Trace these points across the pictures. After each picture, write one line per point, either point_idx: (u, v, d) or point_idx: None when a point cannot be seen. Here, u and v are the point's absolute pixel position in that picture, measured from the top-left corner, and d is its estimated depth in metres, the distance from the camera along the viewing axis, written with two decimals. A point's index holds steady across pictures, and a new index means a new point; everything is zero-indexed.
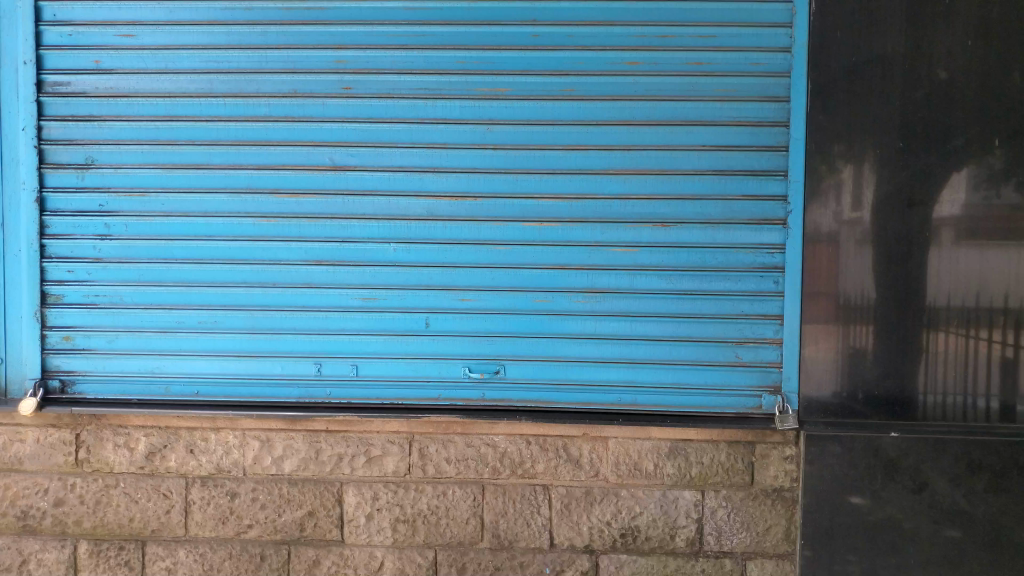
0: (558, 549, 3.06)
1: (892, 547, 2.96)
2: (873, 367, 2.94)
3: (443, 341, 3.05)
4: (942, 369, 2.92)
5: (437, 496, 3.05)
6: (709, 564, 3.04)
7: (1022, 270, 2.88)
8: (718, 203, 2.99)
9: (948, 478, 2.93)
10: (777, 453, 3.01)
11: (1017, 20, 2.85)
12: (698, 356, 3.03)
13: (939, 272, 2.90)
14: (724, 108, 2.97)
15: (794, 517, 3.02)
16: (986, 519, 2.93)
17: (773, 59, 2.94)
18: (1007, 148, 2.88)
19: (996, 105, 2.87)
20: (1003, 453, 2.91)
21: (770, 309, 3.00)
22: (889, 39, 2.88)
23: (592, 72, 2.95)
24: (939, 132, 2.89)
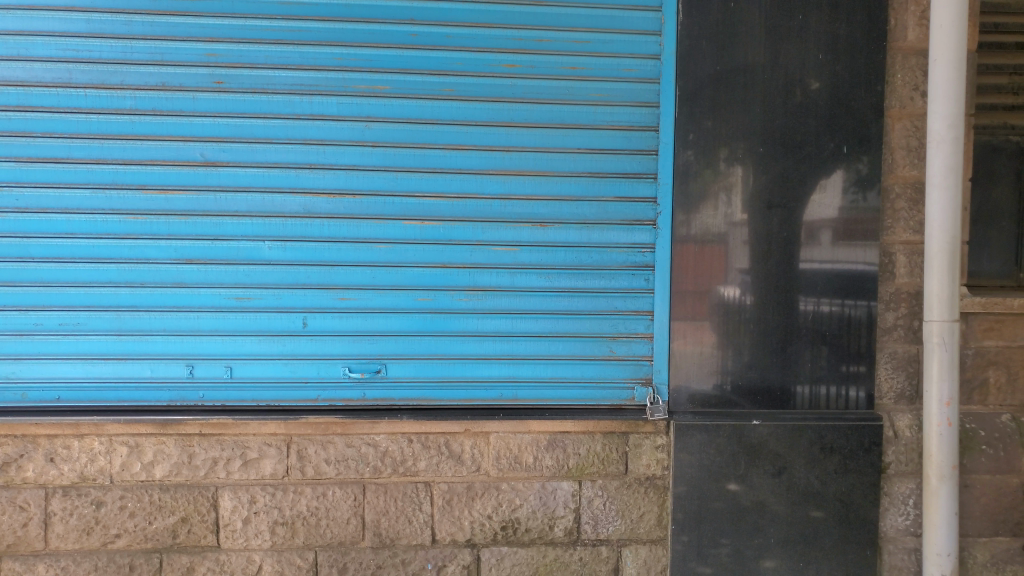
0: (440, 544, 3.09)
1: (754, 528, 3.14)
2: (737, 360, 3.13)
3: (322, 341, 3.03)
4: (799, 360, 3.14)
5: (317, 497, 3.03)
6: (587, 553, 3.15)
7: (868, 268, 3.13)
8: (593, 204, 3.11)
9: (803, 461, 3.13)
10: (650, 442, 3.15)
11: (862, 38, 3.10)
12: (575, 352, 3.15)
13: (797, 271, 3.12)
14: (598, 112, 3.08)
15: (665, 503, 3.17)
16: (836, 498, 3.15)
17: (644, 66, 3.09)
18: (854, 155, 3.11)
19: (845, 116, 3.11)
20: (851, 437, 3.13)
21: (641, 306, 3.17)
22: (750, 50, 3.06)
23: (470, 73, 3.00)
24: (795, 139, 3.10)
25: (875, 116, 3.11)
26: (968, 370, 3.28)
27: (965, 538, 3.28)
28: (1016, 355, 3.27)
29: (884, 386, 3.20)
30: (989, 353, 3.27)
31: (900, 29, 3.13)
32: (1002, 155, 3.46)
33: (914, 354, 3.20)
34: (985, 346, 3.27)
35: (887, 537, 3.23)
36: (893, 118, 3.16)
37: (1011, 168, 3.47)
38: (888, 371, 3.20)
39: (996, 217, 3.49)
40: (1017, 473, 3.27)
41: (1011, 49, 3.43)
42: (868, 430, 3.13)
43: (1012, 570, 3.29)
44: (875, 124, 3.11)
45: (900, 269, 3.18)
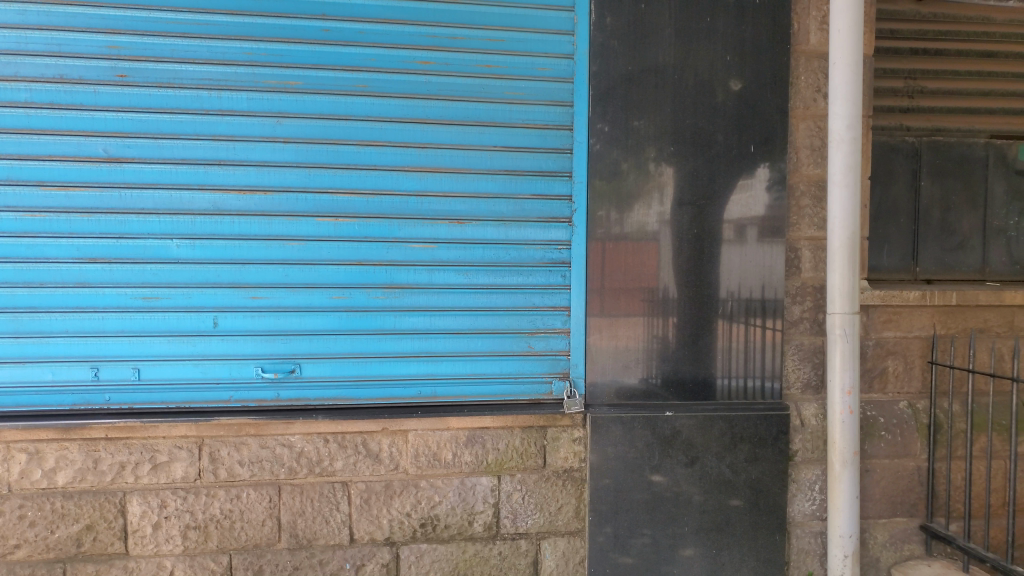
0: (358, 543, 3.07)
1: (669, 517, 3.21)
2: (651, 354, 3.20)
3: (233, 341, 2.97)
4: (711, 353, 3.24)
5: (231, 499, 2.97)
6: (506, 547, 3.17)
7: (775, 264, 3.24)
8: (510, 201, 3.15)
9: (714, 451, 3.23)
10: (567, 435, 3.20)
11: (767, 40, 3.21)
12: (493, 348, 3.17)
13: (708, 267, 3.21)
14: (514, 111, 3.11)
15: (583, 495, 3.22)
16: (747, 485, 3.26)
17: (558, 65, 3.13)
18: (760, 154, 3.22)
19: (752, 116, 3.21)
20: (759, 426, 3.24)
21: (558, 302, 3.22)
22: (660, 51, 3.13)
23: (383, 69, 2.99)
24: (704, 139, 3.19)
25: (781, 117, 3.23)
26: (869, 359, 3.44)
27: (866, 520, 3.45)
28: (912, 344, 3.46)
29: (791, 376, 3.34)
30: (887, 344, 3.45)
31: (802, 33, 3.28)
32: (899, 155, 3.67)
33: (820, 345, 3.35)
34: (885, 337, 3.45)
35: (795, 522, 3.36)
36: (798, 119, 3.30)
37: (907, 167, 3.68)
38: (795, 362, 3.34)
39: (894, 214, 3.68)
40: (913, 456, 3.45)
41: (905, 54, 3.61)
42: (775, 420, 3.24)
43: (909, 550, 3.46)
44: (781, 125, 3.23)
45: (805, 264, 3.32)
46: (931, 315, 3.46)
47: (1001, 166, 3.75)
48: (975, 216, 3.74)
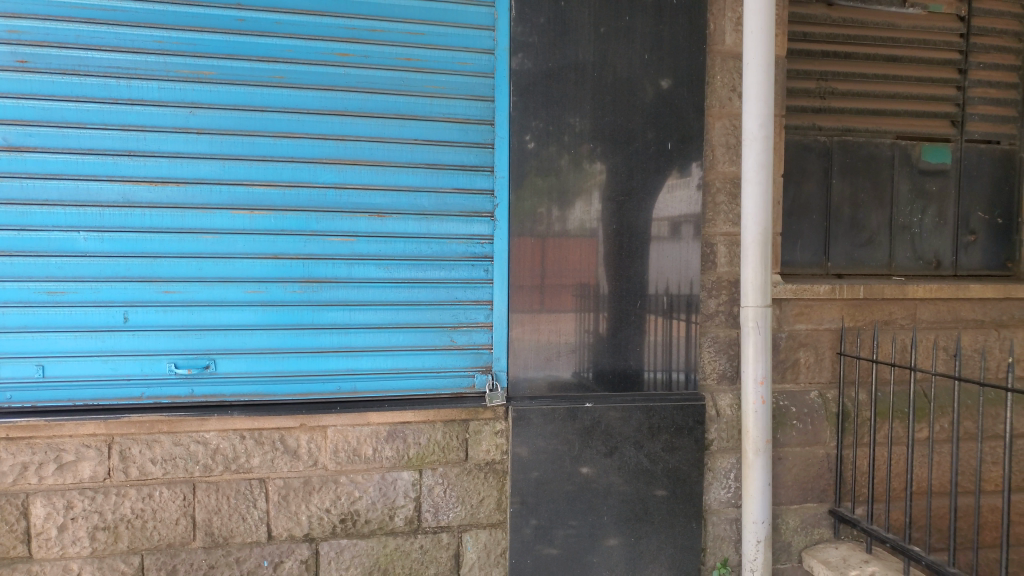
0: (277, 540, 3.03)
1: (589, 507, 3.26)
2: (573, 348, 3.25)
3: (144, 336, 2.90)
4: (629, 347, 3.30)
5: (142, 499, 2.90)
6: (428, 540, 3.17)
7: (691, 259, 3.33)
8: (431, 195, 3.15)
9: (632, 442, 3.29)
10: (489, 428, 3.21)
11: (683, 40, 3.29)
12: (415, 342, 3.18)
13: (627, 262, 3.26)
14: (434, 105, 3.12)
15: (505, 488, 3.24)
16: (665, 474, 3.33)
17: (478, 60, 3.16)
18: (677, 151, 3.30)
19: (669, 114, 3.29)
20: (676, 417, 3.32)
21: (481, 296, 3.24)
22: (579, 49, 3.18)
23: (300, 60, 2.96)
24: (623, 136, 3.24)
25: (697, 115, 3.32)
26: (782, 351, 3.57)
27: (779, 506, 3.57)
28: (822, 336, 3.61)
29: (707, 367, 3.44)
30: (800, 336, 3.59)
31: (718, 33, 3.37)
32: (811, 154, 3.80)
33: (734, 338, 3.45)
34: (796, 329, 3.59)
35: (711, 509, 3.45)
36: (714, 117, 3.39)
37: (819, 166, 3.82)
38: (711, 354, 3.44)
39: (807, 211, 3.82)
40: (822, 444, 3.59)
41: (818, 56, 3.72)
42: (691, 410, 3.33)
43: (818, 533, 3.61)
44: (697, 123, 3.32)
45: (720, 259, 3.42)
46: (840, 308, 3.62)
47: (906, 165, 3.91)
48: (882, 213, 3.90)
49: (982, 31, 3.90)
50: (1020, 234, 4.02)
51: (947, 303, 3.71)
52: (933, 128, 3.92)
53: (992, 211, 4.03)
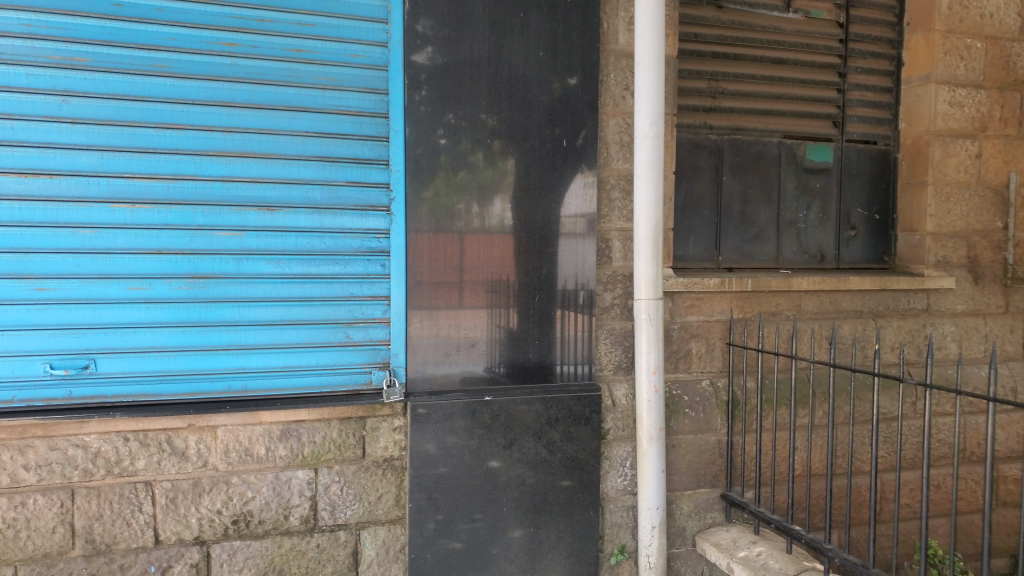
0: (164, 545, 2.94)
1: (488, 500, 3.28)
2: (472, 343, 3.28)
3: (15, 336, 2.76)
4: (526, 341, 3.35)
5: (15, 507, 2.76)
6: (325, 539, 3.13)
7: (586, 254, 3.41)
8: (323, 188, 3.13)
9: (531, 433, 3.33)
10: (387, 425, 3.20)
11: (577, 38, 3.35)
12: (309, 339, 3.14)
13: (524, 258, 3.31)
14: (326, 97, 3.10)
15: (403, 484, 3.23)
16: (563, 464, 3.38)
17: (371, 53, 3.14)
18: (572, 147, 3.36)
19: (564, 111, 3.34)
20: (574, 408, 3.38)
21: (377, 291, 3.23)
22: (475, 44, 3.20)
23: (184, 49, 2.89)
24: (519, 132, 3.28)
25: (591, 113, 3.39)
26: (674, 342, 3.71)
27: (673, 492, 3.68)
28: (712, 327, 3.76)
29: (604, 359, 3.53)
30: (691, 327, 3.73)
31: (611, 33, 3.45)
32: (703, 152, 3.93)
33: (629, 330, 3.55)
34: (688, 321, 3.72)
35: (608, 497, 3.52)
36: (608, 115, 3.47)
37: (710, 163, 3.95)
38: (607, 346, 3.52)
39: (699, 207, 3.96)
40: (714, 431, 3.72)
41: (708, 57, 3.85)
42: (588, 400, 3.40)
43: (710, 518, 3.74)
44: (591, 120, 3.39)
45: (615, 253, 3.51)
46: (729, 300, 3.77)
47: (791, 163, 4.10)
48: (769, 209, 4.08)
49: (859, 37, 4.13)
50: (895, 230, 4.28)
51: (828, 294, 3.92)
52: (816, 128, 4.12)
53: (869, 207, 4.28)
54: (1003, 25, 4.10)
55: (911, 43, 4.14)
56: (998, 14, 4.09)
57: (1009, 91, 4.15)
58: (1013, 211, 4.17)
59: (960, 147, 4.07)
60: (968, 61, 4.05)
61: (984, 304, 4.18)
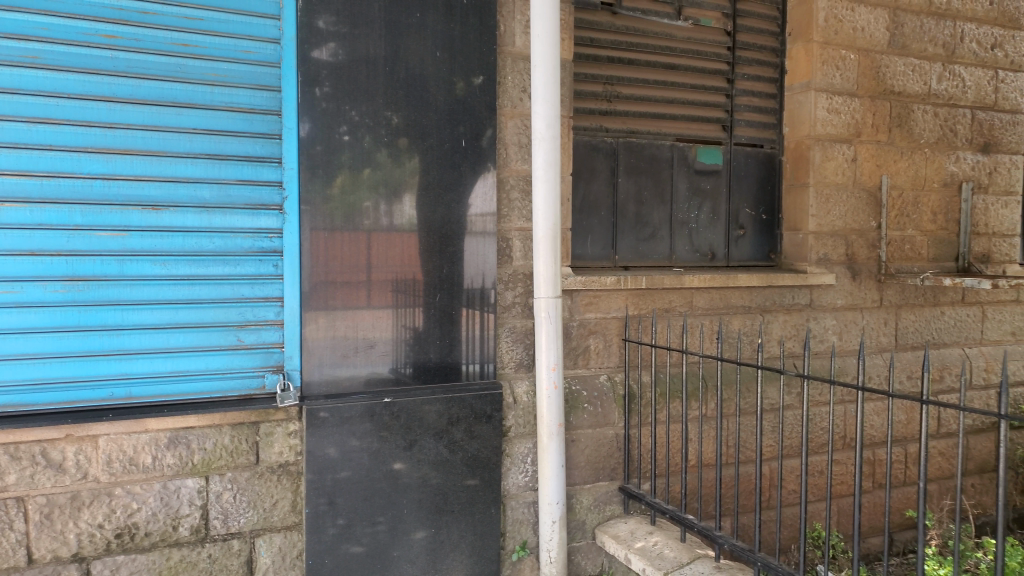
0: (39, 564, 2.77)
1: (388, 502, 3.25)
2: (371, 344, 3.25)
3: None
4: (426, 340, 3.34)
5: None
6: (216, 549, 3.02)
7: (485, 254, 3.43)
8: (212, 186, 3.04)
9: (431, 434, 3.32)
10: (282, 429, 3.13)
11: (475, 39, 3.36)
12: (198, 343, 3.04)
13: (422, 257, 3.31)
14: (215, 93, 3.02)
15: (300, 489, 3.16)
16: (464, 463, 3.38)
17: (263, 49, 3.10)
18: (470, 147, 3.38)
19: (462, 112, 3.35)
20: (475, 406, 3.39)
21: (270, 292, 3.17)
22: (371, 43, 3.17)
23: (58, 41, 2.76)
24: (415, 132, 3.27)
25: (489, 113, 3.41)
26: (574, 339, 3.78)
27: (573, 486, 3.74)
28: (610, 324, 3.86)
29: (505, 357, 3.55)
30: (590, 324, 3.81)
31: (508, 35, 3.49)
32: (599, 154, 4.02)
33: (529, 328, 3.60)
34: (586, 318, 3.81)
35: (510, 494, 3.54)
36: (506, 116, 3.50)
37: (606, 165, 4.05)
38: (508, 344, 3.56)
39: (597, 208, 4.05)
40: (612, 424, 3.81)
41: (604, 61, 3.94)
42: (489, 398, 3.42)
43: (609, 510, 3.82)
44: (489, 121, 3.41)
45: (515, 253, 3.55)
46: (624, 298, 3.89)
47: (684, 166, 4.24)
48: (663, 210, 4.21)
49: (746, 45, 4.32)
50: (781, 229, 4.51)
51: (718, 291, 4.08)
52: (707, 132, 4.28)
53: (757, 208, 4.48)
54: (873, 38, 4.41)
55: (793, 53, 4.37)
56: (869, 28, 4.39)
57: (880, 99, 4.46)
58: (886, 212, 4.47)
59: (838, 151, 4.33)
60: (843, 70, 4.32)
61: (860, 299, 4.45)
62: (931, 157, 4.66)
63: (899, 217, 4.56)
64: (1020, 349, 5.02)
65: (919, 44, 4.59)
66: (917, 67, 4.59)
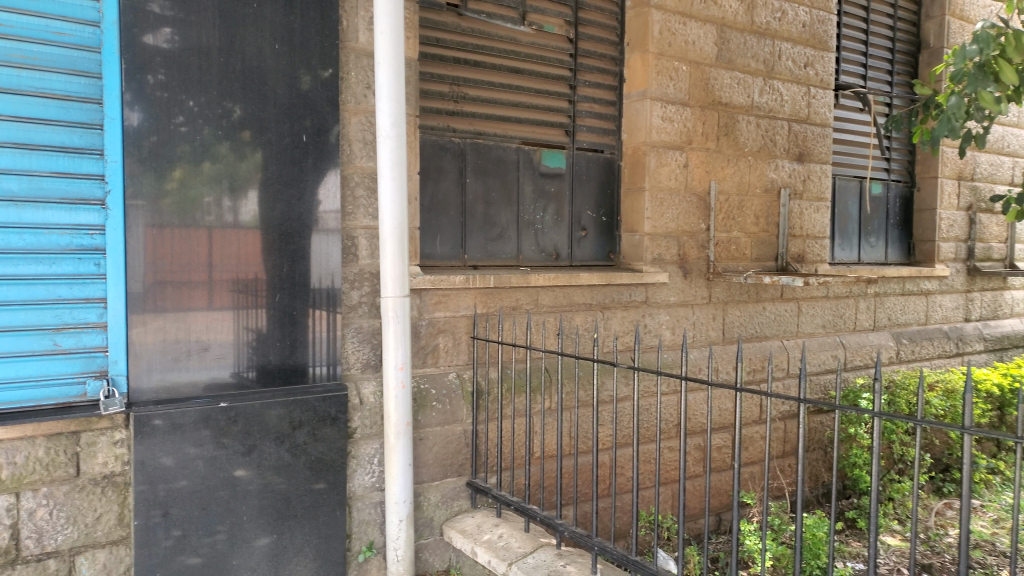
0: None
1: (227, 509, 3.13)
2: (207, 347, 3.13)
3: None
4: (266, 342, 3.25)
5: None
6: (29, 570, 2.79)
7: (328, 253, 3.38)
8: (23, 178, 2.83)
9: (272, 437, 3.22)
10: (106, 439, 2.94)
11: (315, 33, 3.30)
12: (7, 348, 2.80)
13: (262, 257, 3.22)
14: (24, 77, 2.80)
15: (126, 501, 2.99)
16: (307, 466, 3.30)
17: (80, 32, 2.89)
18: (311, 143, 3.31)
19: (303, 106, 3.29)
20: (318, 408, 3.32)
21: (92, 292, 2.98)
22: (203, 32, 3.04)
23: None
24: (253, 126, 3.18)
25: (331, 109, 3.36)
26: (422, 338, 3.79)
27: (421, 484, 3.75)
28: (458, 322, 3.91)
29: (351, 358, 3.51)
30: (437, 323, 3.84)
31: (351, 31, 3.45)
32: (447, 153, 4.05)
33: (376, 328, 3.57)
34: (435, 317, 3.83)
35: (356, 496, 3.50)
36: (349, 113, 3.46)
37: (454, 165, 4.09)
38: (354, 345, 3.51)
39: (445, 207, 4.08)
40: (460, 421, 3.86)
41: (449, 61, 3.99)
42: (334, 400, 3.36)
43: (457, 505, 3.87)
44: (331, 117, 3.36)
45: (361, 251, 3.51)
46: (473, 296, 3.95)
47: (529, 168, 4.36)
48: (510, 210, 4.31)
49: (587, 53, 4.51)
50: (619, 230, 4.74)
51: (562, 290, 4.23)
52: (551, 136, 4.43)
53: (599, 210, 4.69)
54: (702, 52, 4.73)
55: (631, 62, 4.61)
56: (698, 42, 4.70)
57: (709, 110, 4.78)
58: (713, 215, 4.81)
59: (671, 158, 4.61)
60: (676, 81, 4.60)
61: (691, 296, 4.77)
62: (753, 165, 5.06)
63: (726, 220, 4.92)
64: (829, 341, 5.55)
65: (743, 59, 4.97)
66: (741, 80, 4.97)
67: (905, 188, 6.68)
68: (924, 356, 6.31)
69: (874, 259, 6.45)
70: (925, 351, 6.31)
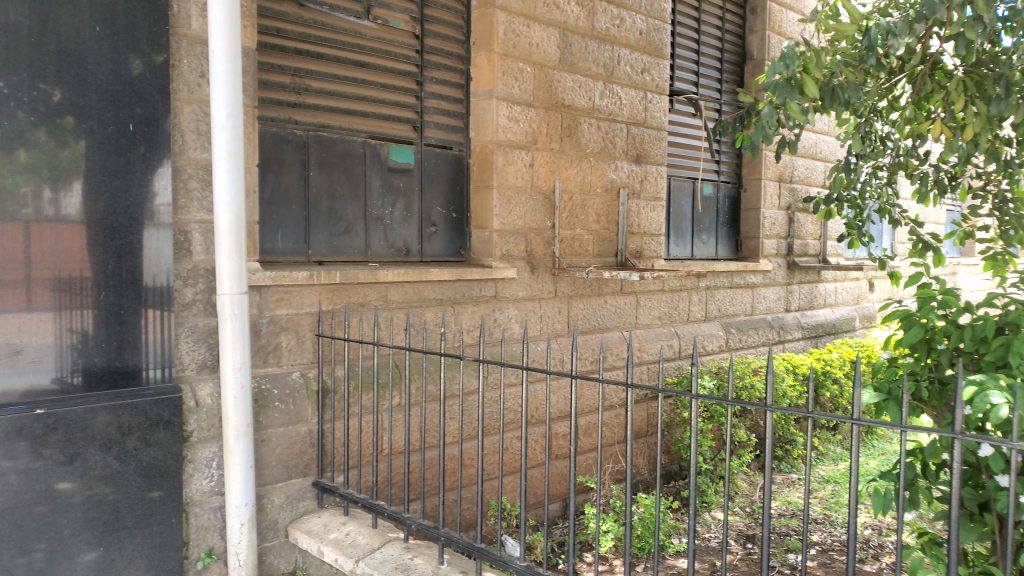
0: None
1: (44, 523, 2.91)
2: (21, 349, 2.90)
3: None
4: (91, 344, 3.05)
5: None
6: None
7: (160, 249, 3.21)
8: None
9: (97, 445, 3.03)
10: None
11: (142, 17, 3.12)
12: None
13: (84, 254, 3.02)
14: None
15: None
16: (137, 474, 3.12)
17: None
18: (139, 132, 3.13)
19: (129, 93, 3.10)
20: (150, 412, 3.15)
21: None
22: (10, 7, 2.80)
23: None
24: (71, 112, 2.97)
25: (161, 97, 3.18)
26: (262, 336, 3.69)
27: (263, 487, 3.65)
28: (302, 320, 3.83)
29: (185, 358, 3.35)
30: (280, 321, 3.75)
31: (182, 17, 3.29)
32: (288, 146, 3.96)
33: (213, 327, 3.42)
34: (277, 315, 3.73)
35: (193, 501, 3.34)
36: (181, 102, 3.30)
37: (297, 158, 4.00)
38: (188, 345, 3.35)
39: (287, 202, 3.98)
40: (304, 421, 3.79)
41: (291, 52, 3.92)
42: (167, 403, 3.19)
43: (302, 506, 3.79)
44: (162, 105, 3.19)
45: (196, 246, 3.36)
46: (317, 293, 3.88)
47: (376, 163, 4.33)
48: (356, 205, 4.27)
49: (433, 50, 4.55)
50: (468, 227, 4.81)
51: (411, 286, 4.25)
52: (398, 131, 4.42)
53: (448, 206, 4.73)
54: (546, 55, 4.89)
55: (477, 61, 4.69)
56: (542, 45, 4.86)
57: (553, 111, 4.96)
58: (557, 212, 4.99)
59: (517, 156, 4.74)
60: (521, 82, 4.73)
61: (536, 290, 4.92)
62: (595, 165, 5.30)
63: (569, 217, 5.12)
64: (665, 331, 5.92)
65: (585, 63, 5.19)
66: (583, 84, 5.18)
67: (733, 189, 7.22)
68: (750, 344, 6.85)
69: (706, 255, 6.93)
70: (751, 339, 6.85)
